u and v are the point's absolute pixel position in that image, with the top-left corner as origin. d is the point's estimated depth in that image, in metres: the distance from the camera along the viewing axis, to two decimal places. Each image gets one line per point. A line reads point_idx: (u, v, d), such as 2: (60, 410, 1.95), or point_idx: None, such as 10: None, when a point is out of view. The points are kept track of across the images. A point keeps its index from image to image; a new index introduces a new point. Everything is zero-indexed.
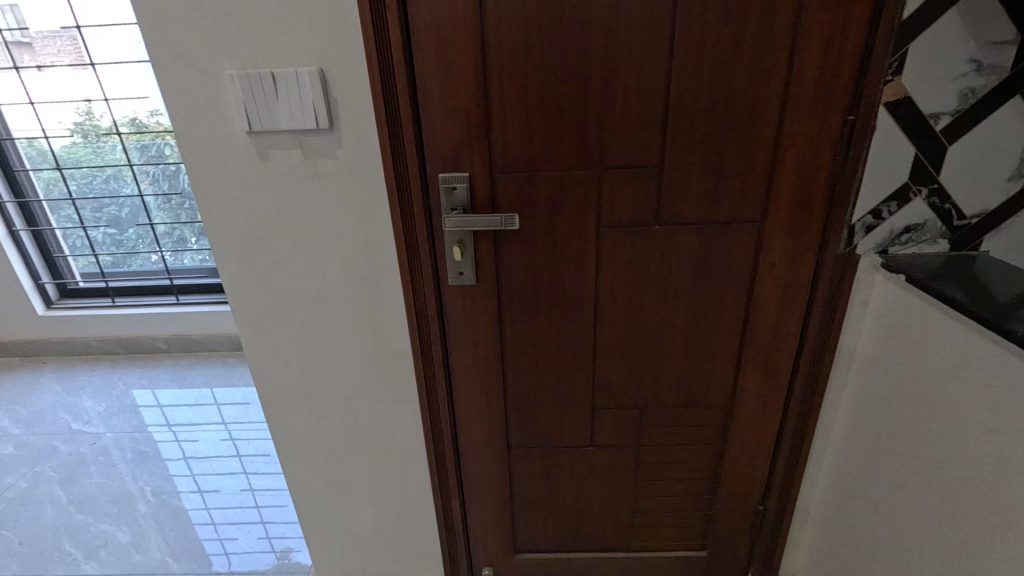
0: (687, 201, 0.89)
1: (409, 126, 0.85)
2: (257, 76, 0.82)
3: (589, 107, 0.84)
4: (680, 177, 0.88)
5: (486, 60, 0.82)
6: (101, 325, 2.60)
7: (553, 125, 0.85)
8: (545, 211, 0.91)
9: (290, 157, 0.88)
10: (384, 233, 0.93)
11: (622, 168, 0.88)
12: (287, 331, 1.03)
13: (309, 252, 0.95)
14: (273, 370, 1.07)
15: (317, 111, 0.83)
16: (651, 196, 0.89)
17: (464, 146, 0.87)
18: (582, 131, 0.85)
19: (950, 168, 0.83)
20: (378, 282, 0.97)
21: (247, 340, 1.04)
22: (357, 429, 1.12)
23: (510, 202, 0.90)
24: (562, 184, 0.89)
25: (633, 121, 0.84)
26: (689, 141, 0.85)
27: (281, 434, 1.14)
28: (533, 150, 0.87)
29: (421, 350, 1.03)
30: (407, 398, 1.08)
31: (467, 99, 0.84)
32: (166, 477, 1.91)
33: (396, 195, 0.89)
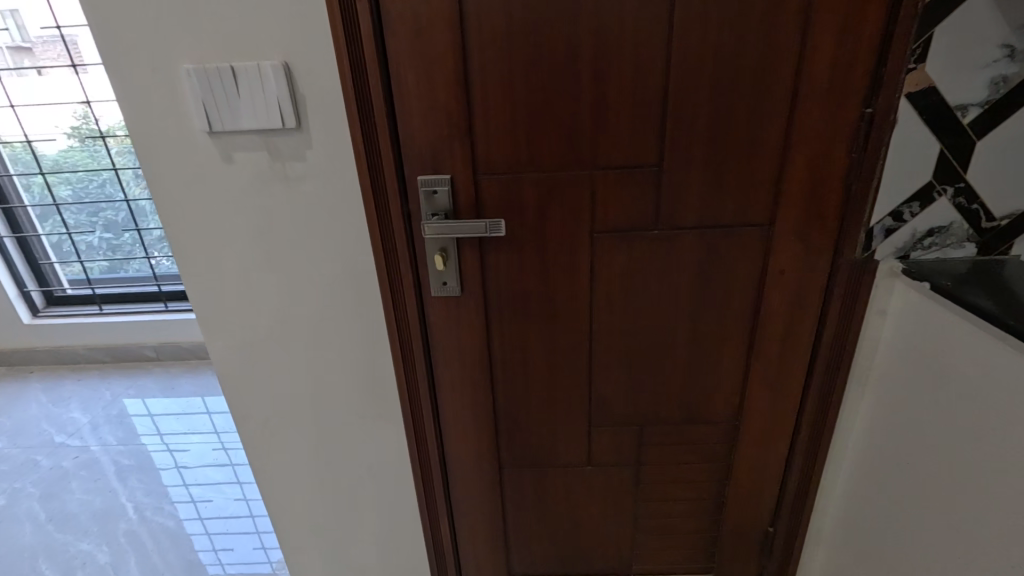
0: (689, 203, 0.82)
1: (383, 124, 0.77)
2: (216, 71, 0.75)
3: (581, 101, 0.76)
4: (682, 177, 0.80)
5: (467, 51, 0.74)
6: (88, 333, 2.53)
7: (541, 121, 0.77)
8: (534, 215, 0.84)
9: (256, 160, 0.81)
10: (360, 240, 0.85)
11: (617, 168, 0.80)
12: (259, 345, 0.96)
13: (280, 261, 0.88)
14: (246, 387, 1.00)
15: (282, 109, 0.76)
16: (649, 199, 0.82)
17: (444, 146, 0.79)
18: (573, 128, 0.78)
19: (979, 165, 0.75)
20: (355, 292, 0.90)
21: (217, 356, 0.97)
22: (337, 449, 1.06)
23: (496, 206, 0.83)
24: (553, 187, 0.81)
25: (629, 116, 0.77)
26: (691, 138, 0.78)
27: (257, 454, 1.07)
28: (520, 149, 0.79)
29: (403, 365, 0.95)
30: (390, 416, 1.01)
31: (447, 95, 0.76)
32: (153, 490, 1.85)
33: (371, 200, 0.81)
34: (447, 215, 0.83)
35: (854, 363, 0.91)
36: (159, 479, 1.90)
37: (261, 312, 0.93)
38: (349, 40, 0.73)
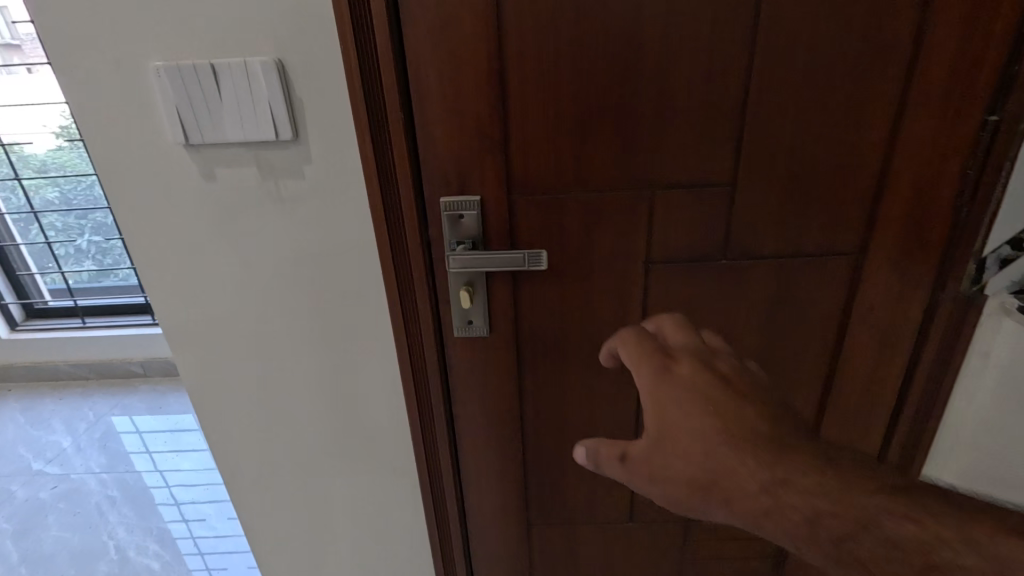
0: (766, 228, 0.68)
1: (398, 135, 0.63)
2: (193, 70, 0.60)
3: (642, 107, 0.62)
4: (759, 197, 0.66)
5: (503, 46, 0.60)
6: (69, 348, 2.37)
7: (591, 132, 0.64)
8: (579, 243, 0.70)
9: (243, 177, 0.67)
10: (370, 271, 0.73)
11: (682, 186, 0.66)
12: (253, 386, 0.83)
13: (275, 294, 0.75)
14: (238, 431, 0.87)
15: (275, 117, 0.62)
16: (717, 223, 0.68)
17: (472, 161, 0.65)
18: (629, 139, 0.64)
19: None
20: (364, 328, 0.77)
21: (203, 398, 0.84)
22: (342, 498, 0.93)
23: (533, 233, 0.69)
24: (603, 210, 0.68)
25: (700, 125, 0.63)
26: (771, 151, 0.64)
27: (251, 503, 0.94)
28: (564, 165, 0.65)
29: (419, 414, 0.82)
30: (402, 465, 0.89)
31: (477, 99, 0.62)
32: (140, 515, 1.74)
33: (383, 226, 0.68)
34: (475, 243, 0.69)
35: (949, 414, 0.78)
36: (153, 501, 1.77)
37: (254, 350, 0.80)
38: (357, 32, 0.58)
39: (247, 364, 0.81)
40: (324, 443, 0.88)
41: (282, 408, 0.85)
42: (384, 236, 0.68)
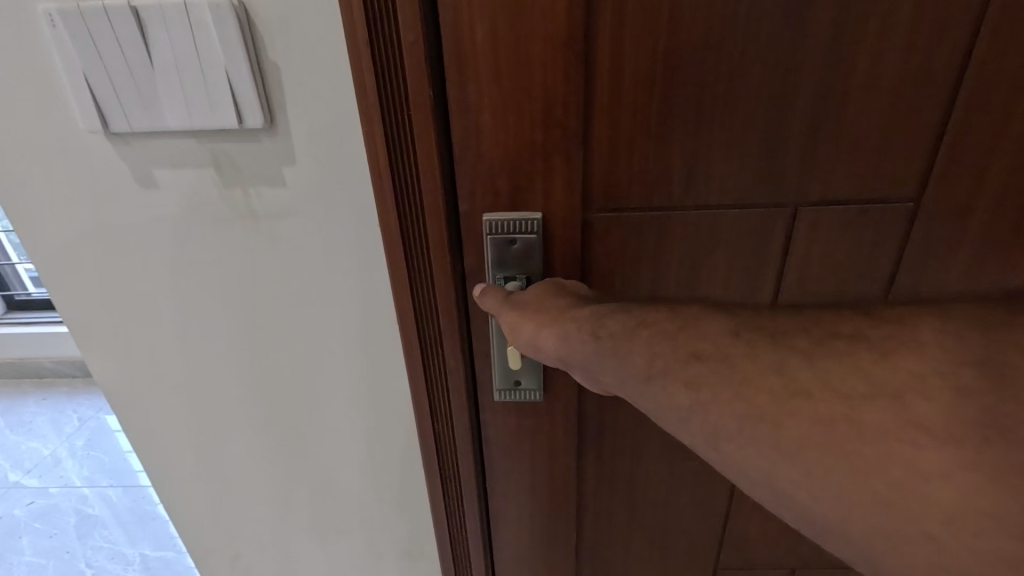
0: (947, 264, 0.49)
1: (424, 127, 0.42)
2: (105, 22, 0.39)
3: (796, 88, 0.42)
4: (943, 222, 0.47)
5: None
6: (53, 344, 2.19)
7: (712, 130, 0.44)
8: (682, 280, 0.50)
9: (195, 182, 0.46)
10: (375, 308, 0.54)
11: (831, 203, 0.47)
12: (232, 440, 0.66)
13: (246, 333, 0.56)
14: (215, 488, 0.71)
15: (237, 94, 0.42)
16: (873, 260, 0.49)
17: (533, 165, 0.44)
18: (766, 141, 0.44)
19: None
20: (370, 375, 0.59)
21: (164, 451, 0.68)
22: (347, 561, 0.78)
23: (617, 268, 0.50)
24: (720, 234, 0.48)
25: (872, 114, 0.43)
26: (969, 158, 0.45)
27: (236, 564, 0.79)
28: (665, 173, 0.45)
29: (444, 492, 0.63)
30: (415, 525, 0.73)
31: (548, 76, 0.41)
32: (130, 526, 1.61)
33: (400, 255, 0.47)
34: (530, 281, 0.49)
35: None
36: (152, 512, 1.64)
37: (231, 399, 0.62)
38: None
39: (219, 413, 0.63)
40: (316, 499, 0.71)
41: (266, 462, 0.68)
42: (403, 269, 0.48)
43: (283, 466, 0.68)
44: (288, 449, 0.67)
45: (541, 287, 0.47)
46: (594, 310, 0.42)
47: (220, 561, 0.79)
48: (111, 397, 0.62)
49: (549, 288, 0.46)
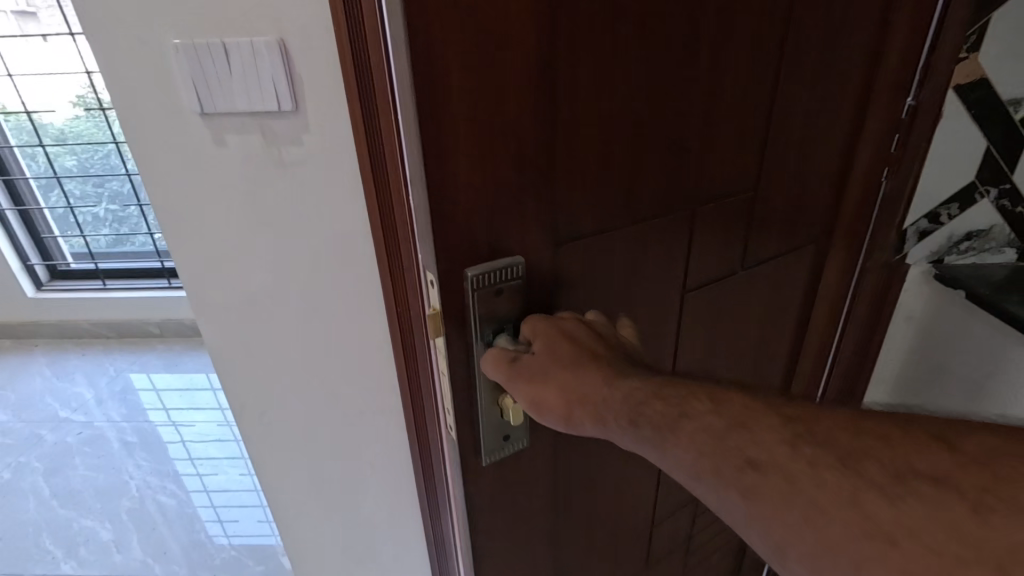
0: (772, 233, 0.71)
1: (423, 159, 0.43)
2: (208, 48, 0.70)
3: (689, 120, 0.55)
4: (767, 208, 0.68)
5: (553, 44, 0.45)
6: (93, 308, 2.50)
7: (642, 154, 0.54)
8: (622, 281, 0.60)
9: (250, 144, 0.76)
10: (357, 232, 0.83)
11: (713, 202, 0.63)
12: (259, 337, 0.94)
13: (282, 259, 0.85)
14: (246, 379, 0.98)
15: (278, 90, 0.72)
16: (729, 245, 0.68)
17: (509, 209, 0.49)
18: (665, 157, 0.56)
19: (969, 167, 0.79)
20: (355, 284, 0.87)
21: (211, 349, 0.95)
22: (342, 441, 1.06)
23: (579, 275, 0.56)
24: (647, 235, 0.59)
25: (732, 138, 0.60)
26: (775, 149, 0.65)
27: (256, 445, 1.07)
28: (600, 198, 0.54)
29: (407, 364, 0.92)
30: (392, 411, 1.02)
31: (521, 130, 0.46)
32: (162, 460, 1.90)
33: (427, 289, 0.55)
34: (510, 320, 0.53)
35: (876, 368, 0.93)
36: (165, 453, 1.92)
37: (260, 306, 0.90)
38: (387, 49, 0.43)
39: (257, 321, 0.92)
40: (321, 389, 0.99)
41: (284, 357, 0.96)
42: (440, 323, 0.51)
43: (303, 365, 0.96)
44: (299, 347, 0.94)
45: (554, 352, 0.50)
46: (630, 393, 0.45)
47: (246, 442, 1.07)
48: (194, 309, 0.91)
49: (546, 342, 0.51)
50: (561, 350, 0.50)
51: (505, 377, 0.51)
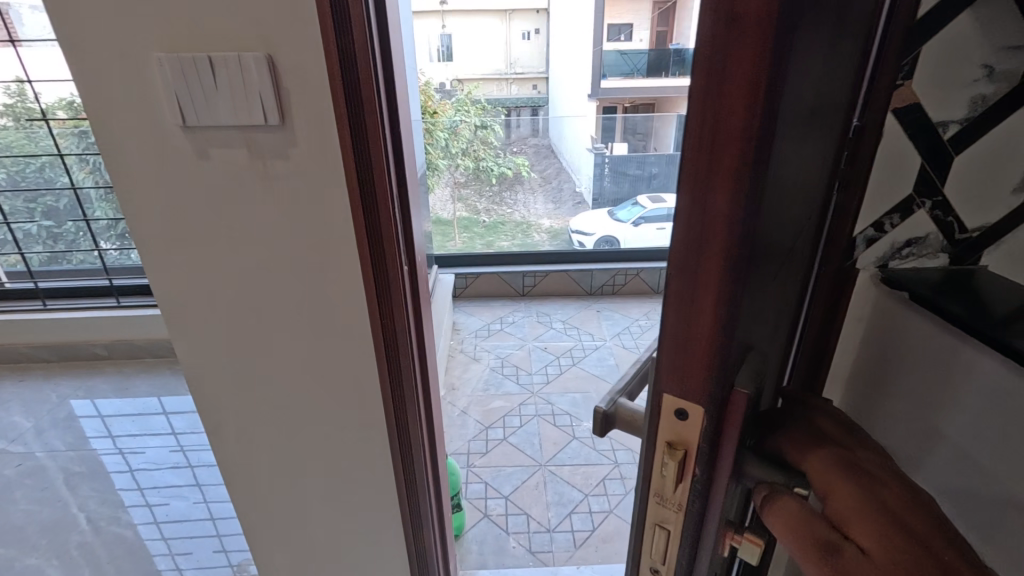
0: (830, 258, 0.73)
1: (725, 250, 0.35)
2: (192, 61, 0.70)
3: (827, 164, 0.54)
4: (832, 236, 0.69)
5: (813, 102, 0.40)
6: (31, 331, 2.33)
7: (811, 201, 0.51)
8: (785, 332, 0.55)
9: (234, 158, 0.77)
10: (341, 244, 0.83)
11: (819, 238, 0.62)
12: (239, 352, 0.92)
13: (266, 269, 0.85)
14: (225, 394, 0.97)
15: (265, 103, 0.72)
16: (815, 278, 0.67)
17: (761, 291, 0.41)
18: (817, 203, 0.54)
19: (953, 177, 0.69)
20: (338, 296, 0.87)
21: (187, 364, 0.94)
22: (322, 457, 1.04)
23: (774, 339, 0.50)
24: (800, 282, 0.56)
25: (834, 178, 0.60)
26: (842, 181, 0.67)
27: (232, 463, 1.05)
28: (796, 250, 0.50)
29: (389, 371, 0.94)
30: (372, 424, 1.00)
31: (788, 191, 0.40)
32: (112, 491, 1.79)
33: (622, 413, 0.52)
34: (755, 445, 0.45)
35: None
36: (112, 484, 1.81)
37: (240, 320, 0.89)
38: (711, 84, 0.32)
39: (239, 334, 0.91)
40: (300, 403, 0.98)
41: (264, 371, 0.94)
42: (687, 463, 0.43)
43: (283, 378, 0.95)
44: (280, 360, 0.93)
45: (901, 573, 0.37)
46: None
47: (223, 461, 1.04)
48: (169, 322, 0.89)
49: (874, 532, 0.39)
50: (901, 544, 0.39)
51: (793, 538, 0.41)
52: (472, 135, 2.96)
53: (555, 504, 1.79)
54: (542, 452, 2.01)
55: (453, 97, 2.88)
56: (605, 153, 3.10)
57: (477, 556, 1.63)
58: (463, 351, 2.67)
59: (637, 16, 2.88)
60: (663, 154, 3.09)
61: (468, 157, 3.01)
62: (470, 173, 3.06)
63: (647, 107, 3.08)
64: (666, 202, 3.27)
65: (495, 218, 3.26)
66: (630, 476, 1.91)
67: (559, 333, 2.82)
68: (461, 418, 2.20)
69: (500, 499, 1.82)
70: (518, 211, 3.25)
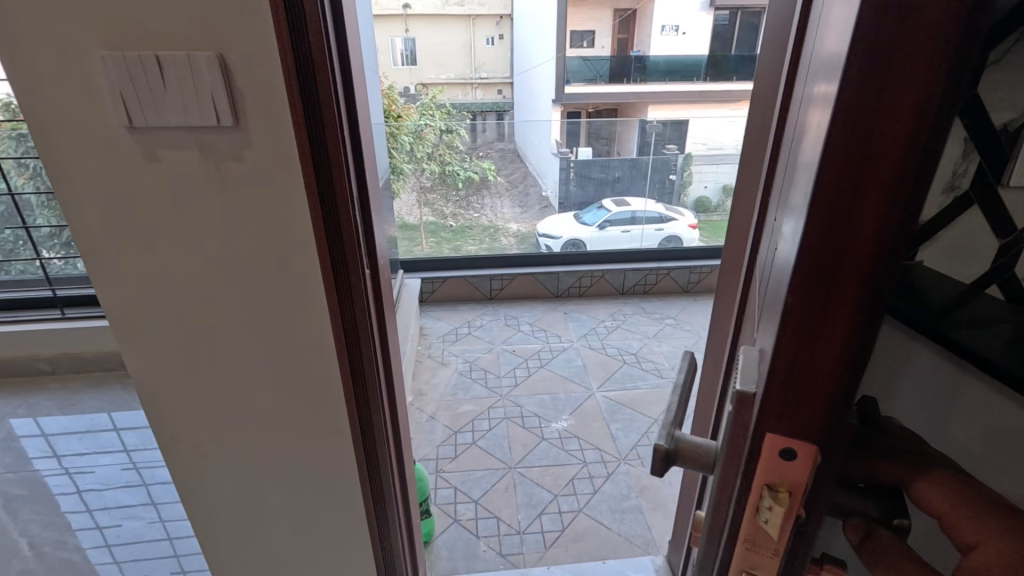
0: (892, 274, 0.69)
1: (869, 278, 0.31)
2: (139, 61, 0.68)
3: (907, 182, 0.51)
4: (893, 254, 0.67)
5: None
6: None
7: None
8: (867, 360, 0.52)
9: (185, 160, 0.74)
10: (300, 249, 0.81)
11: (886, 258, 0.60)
12: (194, 361, 0.89)
13: (222, 276, 0.82)
14: (180, 406, 0.93)
15: (217, 105, 0.70)
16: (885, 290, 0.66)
17: None
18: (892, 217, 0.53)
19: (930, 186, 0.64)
20: (298, 302, 0.85)
21: (138, 375, 0.90)
22: (284, 467, 1.01)
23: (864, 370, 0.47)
24: None
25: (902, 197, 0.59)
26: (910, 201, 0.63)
27: (187, 477, 1.01)
28: None
29: (354, 377, 0.92)
30: (336, 431, 0.98)
31: None
32: (57, 513, 1.69)
33: (684, 449, 0.51)
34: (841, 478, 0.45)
35: None
36: (57, 506, 1.71)
37: (194, 328, 0.86)
38: (870, 73, 0.28)
39: (195, 342, 0.87)
40: (261, 413, 0.95)
41: (221, 381, 0.91)
42: (790, 511, 0.40)
43: (242, 386, 0.92)
44: (237, 369, 0.90)
45: None
46: None
47: (177, 476, 1.00)
48: (116, 334, 0.85)
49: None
50: None
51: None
52: (437, 139, 2.97)
53: (525, 506, 1.80)
54: (511, 455, 2.01)
55: (417, 102, 2.86)
56: (570, 157, 3.15)
57: (447, 562, 1.62)
58: (431, 356, 2.65)
59: (597, 23, 2.92)
60: (626, 158, 3.20)
61: (433, 161, 3.00)
62: (436, 178, 3.05)
63: (610, 112, 3.12)
64: (630, 204, 3.35)
65: (462, 223, 3.25)
66: (598, 475, 1.93)
67: (526, 336, 2.84)
68: (430, 424, 2.18)
69: (470, 504, 1.81)
70: (485, 215, 3.25)
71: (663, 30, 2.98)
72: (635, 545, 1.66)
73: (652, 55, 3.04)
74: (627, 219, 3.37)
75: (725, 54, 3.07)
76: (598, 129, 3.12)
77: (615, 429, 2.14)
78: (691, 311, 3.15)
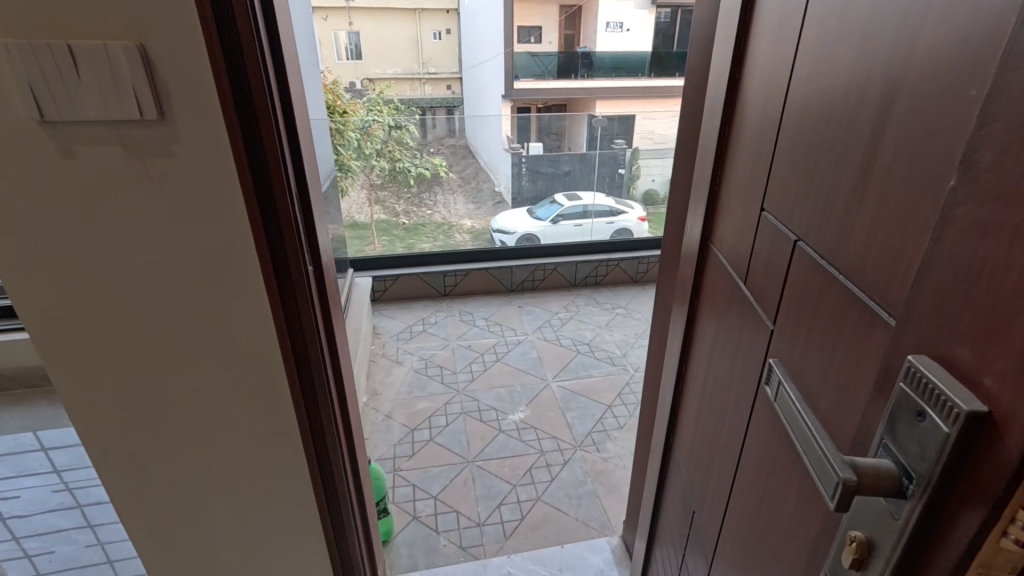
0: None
1: None
2: (49, 50, 0.63)
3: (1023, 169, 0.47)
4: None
5: None
6: None
7: None
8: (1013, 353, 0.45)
9: (108, 155, 0.70)
10: (240, 246, 0.78)
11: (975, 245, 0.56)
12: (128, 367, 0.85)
13: (156, 275, 0.78)
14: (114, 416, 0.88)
15: (140, 97, 0.67)
16: None
17: None
18: None
19: None
20: (240, 300, 0.82)
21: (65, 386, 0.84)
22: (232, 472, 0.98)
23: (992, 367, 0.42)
24: None
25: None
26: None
27: (124, 489, 0.95)
28: None
29: (302, 377, 0.91)
30: (285, 434, 0.95)
31: None
32: None
33: (867, 475, 0.40)
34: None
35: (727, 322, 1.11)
36: None
37: (128, 332, 0.82)
38: None
39: (127, 348, 0.83)
40: (205, 418, 0.91)
41: (160, 388, 0.87)
42: None
43: (182, 391, 0.88)
44: (178, 374, 0.87)
45: None
46: None
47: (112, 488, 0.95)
48: (38, 343, 0.80)
49: None
50: None
51: None
52: (386, 136, 2.91)
53: (484, 498, 1.81)
54: (469, 449, 2.02)
55: (363, 97, 2.80)
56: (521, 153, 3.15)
57: (407, 560, 1.61)
58: (386, 355, 2.61)
59: (545, 19, 2.94)
60: (576, 153, 3.24)
61: (383, 158, 2.95)
62: (386, 175, 3.01)
63: (560, 107, 3.15)
64: (581, 198, 3.41)
65: (416, 220, 3.23)
66: (554, 463, 1.97)
67: (482, 331, 2.85)
68: (386, 423, 2.15)
69: (429, 500, 1.81)
70: (438, 212, 3.24)
71: (607, 27, 3.04)
72: (592, 528, 1.71)
73: (598, 52, 3.10)
74: (580, 213, 3.43)
75: (666, 51, 3.17)
76: (547, 123, 3.14)
77: (572, 418, 2.19)
78: (640, 301, 3.25)
